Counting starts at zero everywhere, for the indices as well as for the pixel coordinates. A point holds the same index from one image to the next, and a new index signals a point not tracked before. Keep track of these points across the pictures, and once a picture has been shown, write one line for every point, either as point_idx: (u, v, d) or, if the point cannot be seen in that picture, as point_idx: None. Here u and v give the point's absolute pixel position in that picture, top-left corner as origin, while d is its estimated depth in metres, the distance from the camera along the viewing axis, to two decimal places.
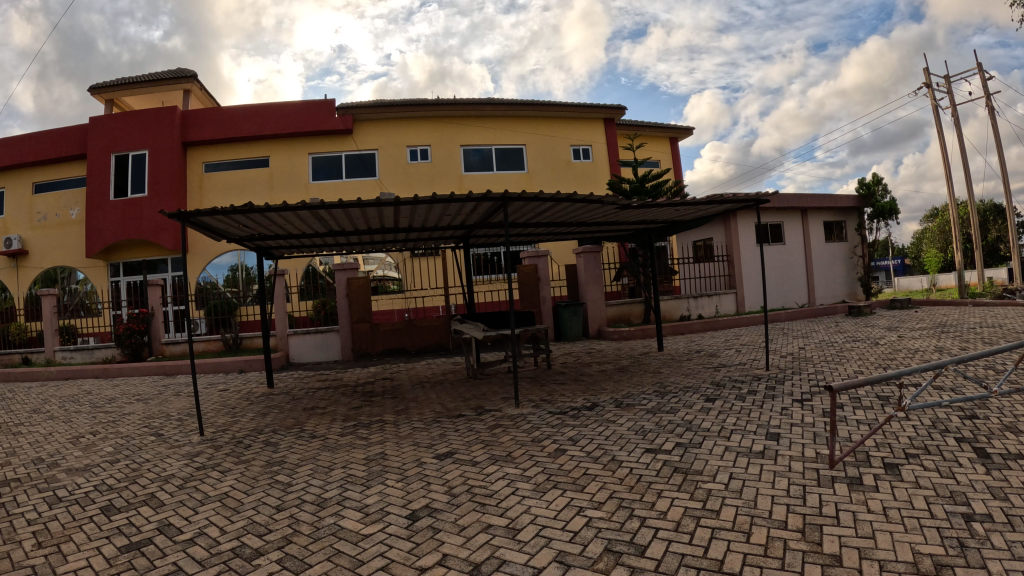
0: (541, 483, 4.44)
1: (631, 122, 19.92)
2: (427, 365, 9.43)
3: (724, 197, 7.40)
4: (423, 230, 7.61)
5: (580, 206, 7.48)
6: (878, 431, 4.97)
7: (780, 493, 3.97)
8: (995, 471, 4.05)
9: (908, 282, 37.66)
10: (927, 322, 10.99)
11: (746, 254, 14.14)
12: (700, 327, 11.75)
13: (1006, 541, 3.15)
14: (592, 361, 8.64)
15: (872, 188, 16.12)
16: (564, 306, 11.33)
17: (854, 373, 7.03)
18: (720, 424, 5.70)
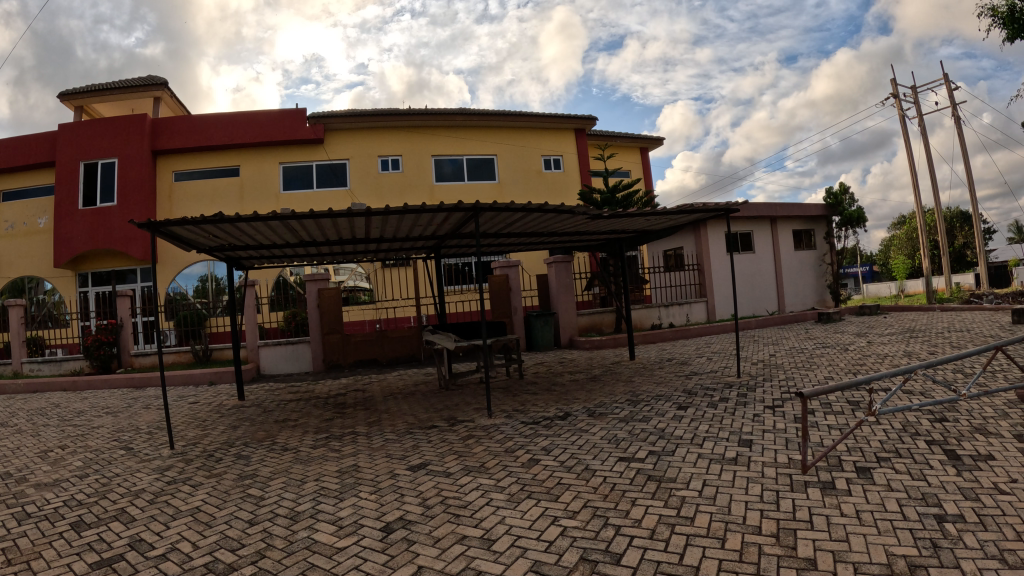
0: (514, 493, 4.43)
1: (600, 132, 20.07)
2: (399, 376, 9.35)
3: (694, 206, 7.48)
4: (393, 240, 7.57)
5: (549, 216, 7.52)
6: (849, 436, 5.04)
7: (754, 498, 4.01)
8: (967, 471, 4.14)
9: (875, 288, 38.57)
10: (896, 329, 11.19)
11: (717, 262, 14.26)
12: (672, 335, 11.79)
13: (978, 541, 3.22)
14: (563, 370, 8.64)
15: (839, 197, 16.36)
16: (535, 316, 11.34)
17: (825, 379, 7.12)
18: (693, 432, 5.74)
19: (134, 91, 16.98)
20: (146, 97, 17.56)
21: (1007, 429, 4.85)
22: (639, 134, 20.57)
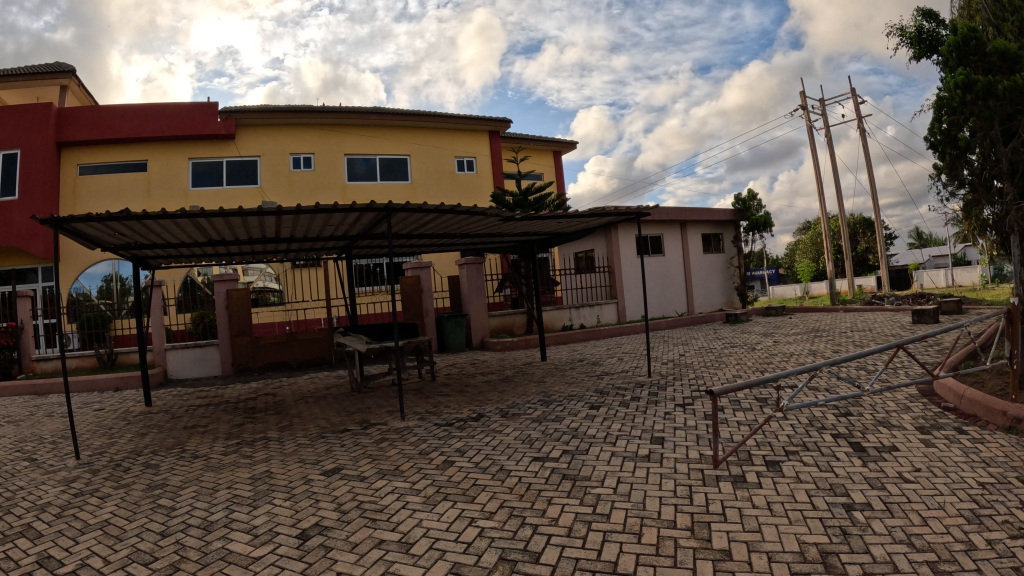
0: (430, 495, 4.41)
1: (513, 134, 20.17)
2: (310, 379, 9.13)
3: (605, 210, 7.65)
4: (303, 240, 7.39)
5: (462, 218, 7.52)
6: (758, 431, 5.29)
7: (667, 494, 4.14)
8: (872, 462, 4.42)
9: (781, 291, 40.51)
10: (801, 329, 11.77)
11: (627, 264, 14.59)
12: (582, 336, 11.97)
13: (885, 528, 3.45)
14: (475, 372, 8.65)
15: (748, 203, 17.05)
16: (446, 317, 11.29)
17: (732, 378, 7.41)
18: (606, 430, 5.86)
19: (41, 78, 15.90)
20: (51, 86, 16.47)
21: (910, 422, 5.22)
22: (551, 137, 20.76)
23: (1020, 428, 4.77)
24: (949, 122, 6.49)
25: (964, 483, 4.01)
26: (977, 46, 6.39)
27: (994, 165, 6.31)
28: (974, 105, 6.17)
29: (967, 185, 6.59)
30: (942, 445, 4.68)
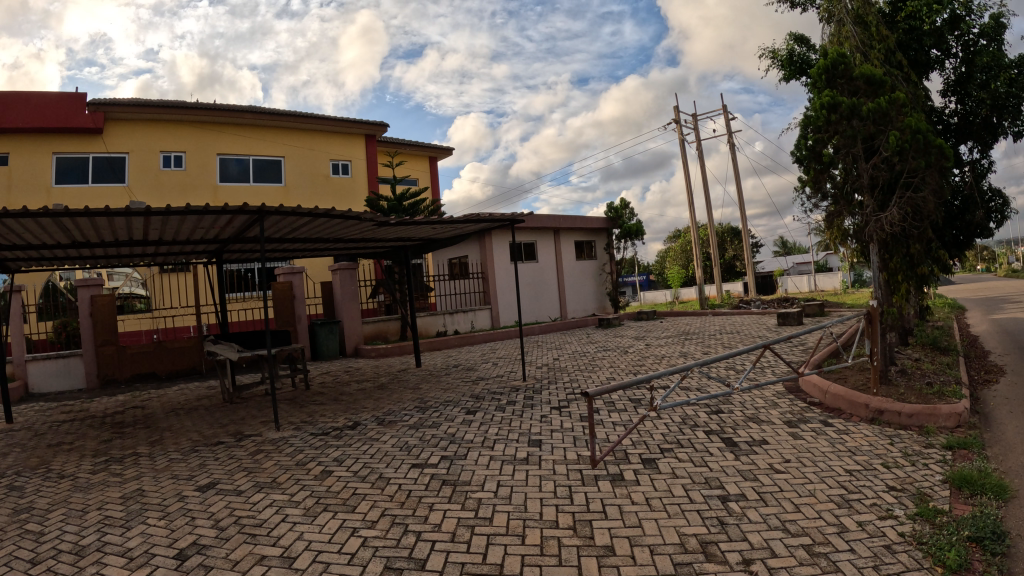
0: (310, 507, 4.29)
1: (389, 138, 19.84)
2: (180, 390, 8.60)
3: (480, 217, 7.72)
4: (172, 244, 7.00)
5: (336, 222, 7.36)
6: (635, 430, 5.51)
7: (549, 494, 4.24)
8: (744, 455, 4.72)
9: (653, 297, 42.35)
10: (672, 331, 12.36)
11: (500, 270, 14.76)
12: (456, 342, 11.99)
13: (760, 515, 3.71)
14: (350, 379, 8.47)
15: (619, 211, 17.60)
16: (319, 324, 10.98)
17: (606, 380, 7.68)
18: (483, 435, 5.90)
19: None
20: None
21: (778, 417, 5.64)
22: (427, 143, 20.56)
23: (883, 419, 5.41)
24: (813, 139, 6.37)
25: (832, 470, 4.40)
26: (845, 67, 6.29)
27: (854, 183, 6.31)
28: (839, 125, 6.15)
29: (825, 198, 6.57)
30: (809, 436, 5.10)
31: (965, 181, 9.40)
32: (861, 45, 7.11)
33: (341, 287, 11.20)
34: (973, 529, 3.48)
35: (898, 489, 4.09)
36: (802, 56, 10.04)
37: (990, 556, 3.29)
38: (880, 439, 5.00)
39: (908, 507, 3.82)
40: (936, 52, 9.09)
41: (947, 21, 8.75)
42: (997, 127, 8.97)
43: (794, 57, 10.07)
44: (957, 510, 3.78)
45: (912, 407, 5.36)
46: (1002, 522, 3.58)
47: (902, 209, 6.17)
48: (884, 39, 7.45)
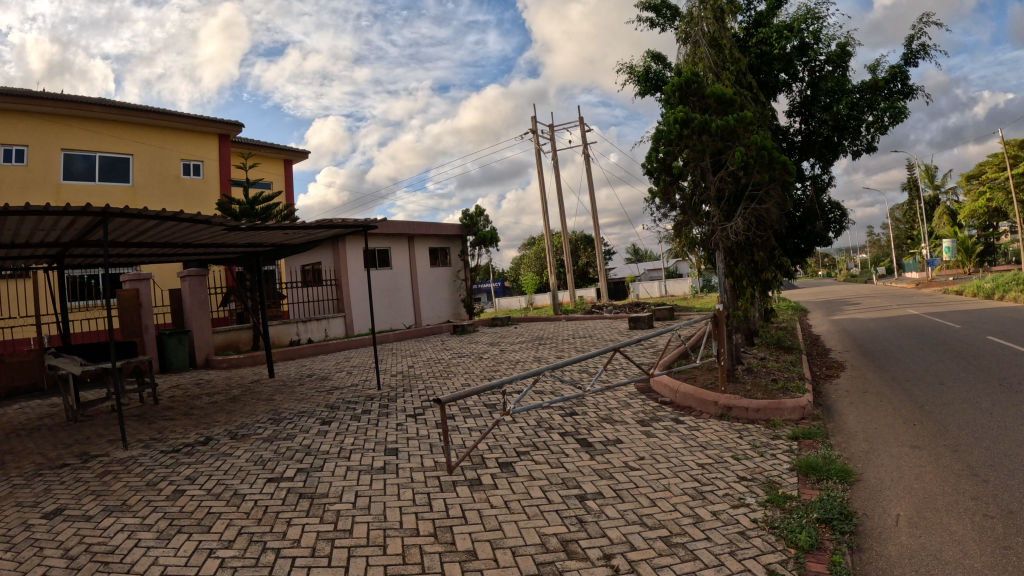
0: (164, 529, 3.91)
1: (242, 139, 18.96)
2: (21, 409, 7.78)
3: (333, 223, 7.50)
4: (5, 247, 6.37)
5: (184, 226, 6.94)
6: (490, 435, 5.19)
7: (394, 498, 4.03)
8: (598, 455, 4.73)
9: (506, 303, 43.25)
10: (525, 337, 12.56)
11: (354, 278, 14.50)
12: (310, 351, 11.61)
13: (617, 511, 3.76)
14: (202, 393, 8.01)
15: (475, 219, 17.76)
16: (168, 334, 10.31)
17: (460, 387, 7.66)
18: (340, 445, 5.22)
19: None
20: None
21: (631, 417, 5.83)
22: (283, 145, 19.79)
23: (731, 415, 5.78)
24: (664, 152, 6.65)
25: (683, 465, 4.55)
26: (697, 86, 6.70)
27: (701, 196, 6.67)
28: (689, 139, 6.49)
29: (673, 209, 6.88)
30: (663, 433, 5.30)
31: (806, 195, 10.26)
32: (714, 66, 7.59)
33: (189, 293, 10.63)
34: (822, 511, 3.83)
35: (748, 478, 4.35)
36: (657, 73, 10.60)
37: (839, 534, 3.63)
38: (730, 434, 5.33)
39: (759, 494, 4.08)
40: (784, 76, 9.88)
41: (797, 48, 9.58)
42: (837, 145, 9.98)
43: (649, 74, 10.62)
44: (804, 495, 4.12)
45: (759, 402, 5.78)
46: (848, 503, 3.96)
47: (747, 219, 6.56)
48: (735, 61, 8.12)
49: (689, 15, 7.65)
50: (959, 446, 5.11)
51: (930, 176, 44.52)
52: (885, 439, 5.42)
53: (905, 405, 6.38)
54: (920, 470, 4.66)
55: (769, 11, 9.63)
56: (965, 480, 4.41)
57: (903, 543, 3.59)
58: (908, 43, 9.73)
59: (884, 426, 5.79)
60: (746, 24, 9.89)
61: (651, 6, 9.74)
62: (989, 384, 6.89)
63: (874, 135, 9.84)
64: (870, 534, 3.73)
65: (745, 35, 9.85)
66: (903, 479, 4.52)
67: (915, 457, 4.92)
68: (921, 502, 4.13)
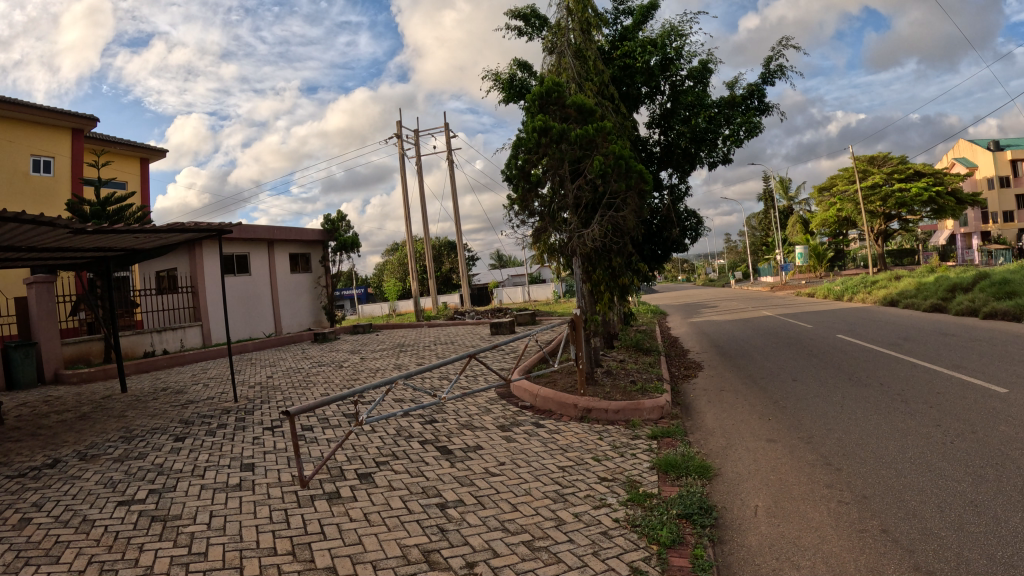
0: (8, 564, 3.29)
1: (96, 136, 17.72)
2: None
3: (186, 227, 7.07)
4: None
5: (20, 228, 6.34)
6: (345, 445, 5.02)
7: (248, 516, 3.74)
8: (459, 462, 4.63)
9: (371, 311, 42.70)
10: (388, 344, 12.42)
11: (210, 285, 13.93)
12: (166, 362, 11.00)
13: (479, 518, 3.66)
14: (47, 412, 7.36)
15: (335, 224, 17.35)
16: (13, 347, 9.50)
17: (317, 397, 7.38)
18: (194, 463, 4.87)
19: None
20: None
21: (492, 422, 5.76)
22: (141, 143, 18.69)
23: (592, 416, 5.84)
24: (523, 159, 6.64)
25: (544, 468, 4.52)
26: (558, 95, 6.73)
27: (560, 203, 6.75)
28: (547, 148, 6.55)
29: (532, 216, 6.91)
30: (523, 438, 5.25)
31: (664, 204, 10.57)
32: (578, 76, 7.70)
33: (36, 302, 9.81)
34: (681, 507, 3.85)
35: (609, 479, 4.36)
36: (522, 81, 10.66)
37: (699, 528, 3.66)
38: (590, 435, 5.36)
39: (620, 494, 4.09)
40: (646, 89, 10.11)
41: (659, 62, 9.81)
42: (694, 156, 10.37)
43: (514, 81, 10.64)
44: (665, 492, 4.16)
45: (618, 403, 5.87)
46: (705, 498, 4.02)
47: (604, 226, 6.63)
48: (599, 73, 8.17)
49: (556, 25, 7.81)
50: (811, 437, 5.34)
51: (784, 188, 47.25)
52: (742, 434, 5.59)
53: (760, 401, 6.63)
54: (776, 462, 4.82)
55: (635, 26, 9.88)
56: (818, 470, 4.59)
57: (763, 533, 3.66)
58: (766, 63, 10.13)
59: (741, 421, 5.98)
60: (612, 38, 10.11)
61: (519, 15, 9.77)
62: (838, 379, 7.27)
63: (730, 147, 10.26)
64: (728, 525, 3.78)
65: (610, 48, 10.02)
66: (759, 471, 4.65)
67: (771, 450, 5.09)
68: (778, 492, 4.25)
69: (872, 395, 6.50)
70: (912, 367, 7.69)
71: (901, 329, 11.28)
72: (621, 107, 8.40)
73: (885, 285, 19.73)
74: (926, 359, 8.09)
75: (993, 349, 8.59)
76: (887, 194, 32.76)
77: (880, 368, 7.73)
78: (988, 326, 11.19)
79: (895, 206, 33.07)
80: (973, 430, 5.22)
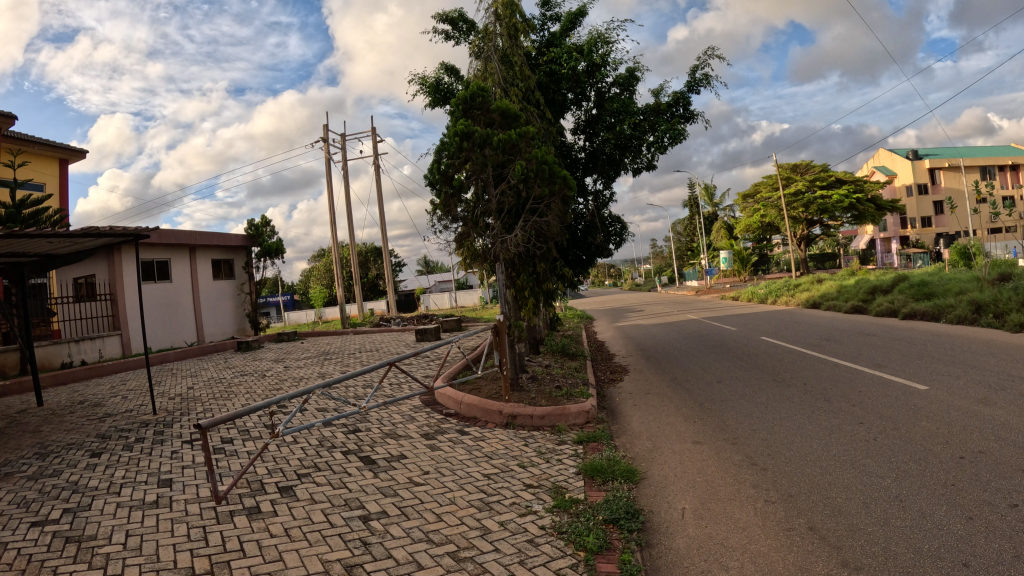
0: None
1: (16, 134, 16.43)
2: None
3: (100, 231, 6.80)
4: None
5: None
6: (264, 458, 4.90)
7: (164, 535, 3.59)
8: (382, 472, 4.57)
9: (296, 317, 41.89)
10: (313, 352, 12.27)
11: (128, 292, 13.57)
12: (83, 374, 10.61)
13: (403, 530, 3.62)
14: None
15: (261, 228, 17.12)
16: None
17: (238, 408, 7.20)
18: (109, 480, 4.67)
19: None
20: None
21: (416, 431, 5.70)
22: (59, 143, 17.95)
23: (517, 423, 5.84)
24: (445, 164, 6.60)
25: (469, 476, 4.50)
26: (483, 100, 6.69)
27: (483, 208, 6.70)
28: (470, 152, 6.51)
29: (455, 221, 6.86)
30: (447, 446, 5.21)
31: (588, 209, 10.70)
32: (503, 81, 7.71)
33: None
34: (608, 512, 3.86)
35: (534, 486, 4.36)
36: (448, 85, 10.61)
37: (626, 533, 3.67)
38: (516, 442, 5.36)
39: (546, 501, 4.09)
40: (572, 95, 10.18)
41: (585, 68, 9.92)
42: (619, 162, 10.47)
43: (441, 85, 10.59)
44: (591, 497, 4.18)
45: (542, 409, 5.90)
46: (632, 502, 4.04)
47: (527, 232, 6.66)
48: (524, 78, 8.22)
49: (484, 30, 7.83)
50: (737, 438, 5.43)
51: (709, 195, 48.34)
52: (669, 437, 5.66)
53: (687, 403, 6.73)
54: (703, 464, 4.88)
55: (562, 32, 9.96)
56: (744, 470, 4.67)
57: (691, 535, 3.69)
58: (692, 72, 10.32)
59: (667, 424, 6.05)
60: (539, 44, 10.17)
61: (447, 18, 9.73)
62: (762, 380, 7.45)
63: (654, 154, 10.43)
64: (654, 529, 3.80)
65: (536, 53, 10.06)
66: (686, 473, 4.71)
67: (696, 452, 5.16)
68: (704, 494, 4.30)
69: (797, 395, 6.67)
70: (835, 366, 7.91)
71: (820, 330, 11.64)
72: (546, 113, 8.44)
73: (806, 288, 20.37)
74: (846, 360, 8.34)
75: (909, 349, 8.92)
76: (810, 201, 33.79)
77: (803, 368, 7.95)
78: (899, 327, 11.66)
79: (818, 212, 34.12)
80: (894, 427, 5.39)
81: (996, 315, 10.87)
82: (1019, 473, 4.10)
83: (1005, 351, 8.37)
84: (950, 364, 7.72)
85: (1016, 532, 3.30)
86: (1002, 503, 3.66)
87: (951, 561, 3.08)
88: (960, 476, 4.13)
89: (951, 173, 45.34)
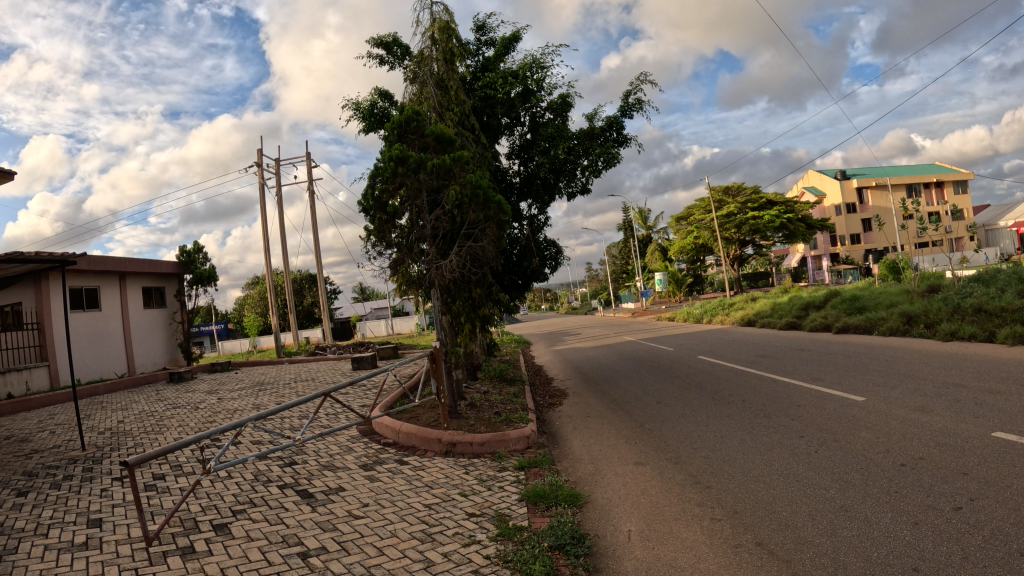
0: None
1: None
2: None
3: (25, 258, 6.59)
4: None
5: None
6: (197, 495, 4.78)
7: None
8: (320, 506, 4.50)
9: (230, 346, 41.01)
10: (246, 383, 12.06)
11: (55, 321, 13.21)
12: (8, 408, 10.23)
13: (343, 565, 3.56)
14: None
15: (193, 256, 16.76)
16: None
17: (170, 442, 7.02)
18: (35, 521, 4.50)
19: None
20: None
21: (353, 462, 5.63)
22: None
23: (456, 450, 5.81)
24: (379, 189, 6.55)
25: (409, 507, 4.46)
26: (417, 124, 6.70)
27: (417, 234, 6.71)
28: (404, 177, 6.46)
29: (389, 247, 6.84)
30: (386, 477, 5.16)
31: (523, 234, 10.77)
32: (438, 106, 7.72)
33: None
34: (554, 539, 3.87)
35: (477, 514, 4.34)
36: (382, 110, 10.60)
37: (573, 558, 3.68)
38: (456, 470, 5.33)
39: (489, 529, 4.08)
40: (506, 119, 10.27)
41: (519, 93, 10.02)
42: (553, 186, 10.56)
43: (375, 110, 10.58)
44: (535, 524, 4.18)
45: (481, 436, 5.90)
46: (576, 527, 4.06)
47: (463, 257, 6.71)
48: (460, 103, 8.25)
49: (419, 54, 7.83)
50: (678, 457, 5.50)
51: (643, 217, 49.10)
52: (610, 459, 5.69)
53: (628, 425, 6.78)
54: (646, 485, 4.92)
55: (496, 57, 10.04)
56: (688, 489, 4.72)
57: (639, 557, 3.72)
58: (625, 97, 10.51)
59: (608, 447, 6.09)
60: (474, 69, 10.24)
61: (381, 43, 9.73)
62: (702, 399, 7.56)
63: (588, 178, 10.57)
64: (601, 553, 3.82)
65: (472, 78, 10.12)
66: (630, 495, 4.74)
67: (640, 474, 5.20)
68: (649, 516, 4.33)
69: (737, 412, 6.78)
70: (773, 382, 8.08)
71: (755, 347, 11.89)
72: (481, 138, 8.50)
73: (740, 307, 20.80)
74: (783, 375, 8.52)
75: (844, 362, 9.14)
76: (741, 222, 34.64)
77: (742, 385, 8.09)
78: (834, 341, 11.96)
79: (749, 233, 34.90)
80: (834, 439, 5.52)
81: (926, 326, 11.25)
82: (960, 476, 4.25)
83: (936, 359, 8.65)
84: (885, 374, 7.96)
85: (961, 533, 3.41)
86: (946, 506, 3.78)
87: (902, 566, 3.17)
88: (902, 482, 4.26)
89: (880, 190, 46.98)
